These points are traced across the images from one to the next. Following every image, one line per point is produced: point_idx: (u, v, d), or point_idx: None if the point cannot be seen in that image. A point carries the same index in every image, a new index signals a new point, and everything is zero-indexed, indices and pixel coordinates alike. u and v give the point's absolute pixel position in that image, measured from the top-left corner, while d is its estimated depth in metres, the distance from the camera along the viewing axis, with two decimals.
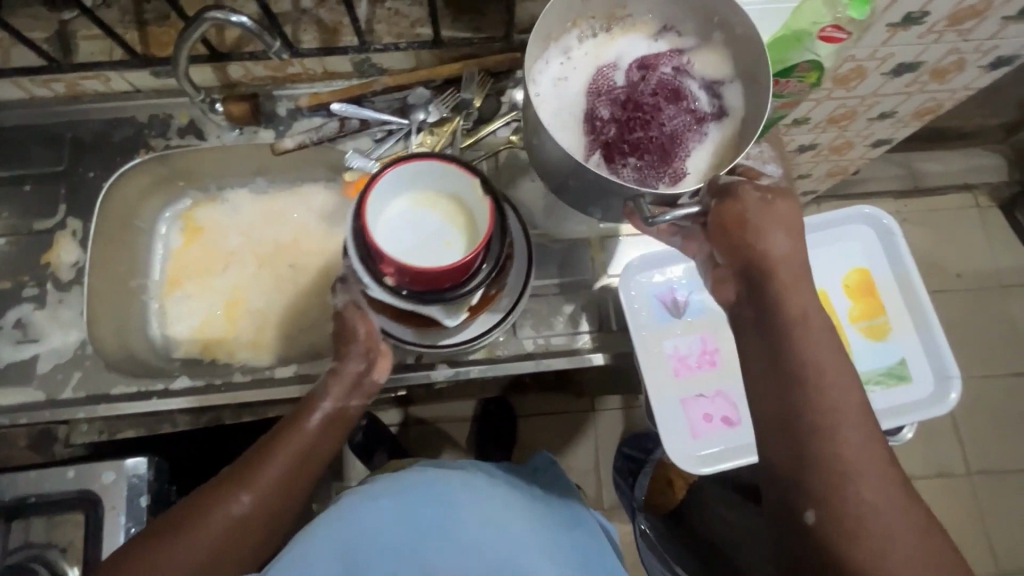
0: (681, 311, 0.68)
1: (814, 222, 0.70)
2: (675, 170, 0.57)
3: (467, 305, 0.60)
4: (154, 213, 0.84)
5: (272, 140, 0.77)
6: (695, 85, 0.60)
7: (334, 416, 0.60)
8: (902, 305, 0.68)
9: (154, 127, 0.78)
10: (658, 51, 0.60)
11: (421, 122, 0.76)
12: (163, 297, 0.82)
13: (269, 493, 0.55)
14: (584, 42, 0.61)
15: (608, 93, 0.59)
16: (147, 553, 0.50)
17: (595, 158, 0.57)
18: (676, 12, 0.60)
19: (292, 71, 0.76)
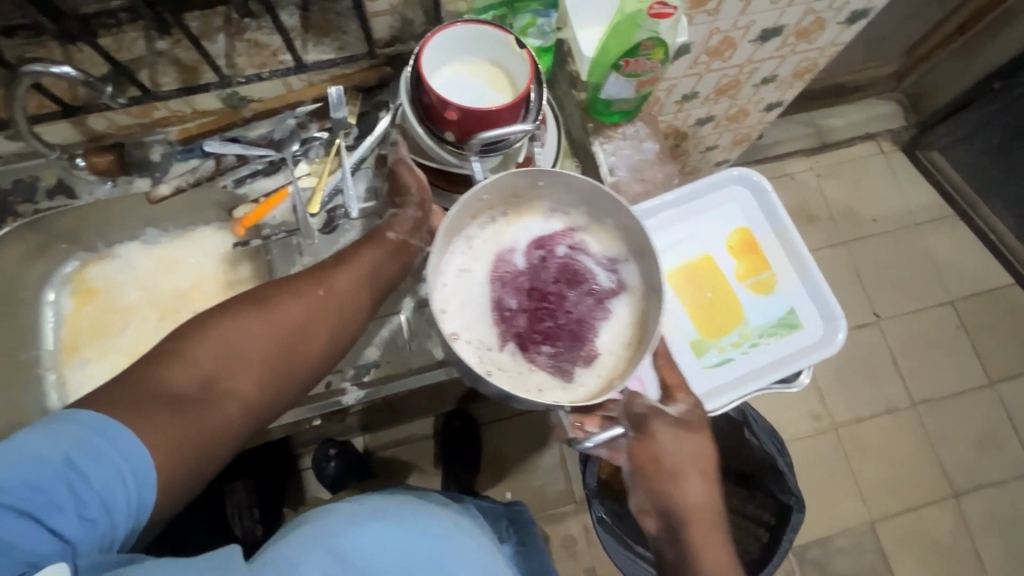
0: None
1: (692, 189, 0.72)
2: (586, 354, 0.59)
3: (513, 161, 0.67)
4: (39, 281, 0.80)
5: (148, 187, 0.76)
6: (593, 262, 0.62)
7: (401, 245, 0.62)
8: (785, 261, 0.71)
9: (20, 192, 0.75)
10: (552, 229, 0.62)
11: (296, 153, 0.77)
12: (61, 365, 0.78)
13: (341, 294, 0.57)
14: (483, 227, 0.62)
15: (513, 282, 0.60)
16: (232, 319, 0.53)
17: (509, 349, 0.58)
18: (569, 195, 0.61)
19: (159, 115, 0.74)
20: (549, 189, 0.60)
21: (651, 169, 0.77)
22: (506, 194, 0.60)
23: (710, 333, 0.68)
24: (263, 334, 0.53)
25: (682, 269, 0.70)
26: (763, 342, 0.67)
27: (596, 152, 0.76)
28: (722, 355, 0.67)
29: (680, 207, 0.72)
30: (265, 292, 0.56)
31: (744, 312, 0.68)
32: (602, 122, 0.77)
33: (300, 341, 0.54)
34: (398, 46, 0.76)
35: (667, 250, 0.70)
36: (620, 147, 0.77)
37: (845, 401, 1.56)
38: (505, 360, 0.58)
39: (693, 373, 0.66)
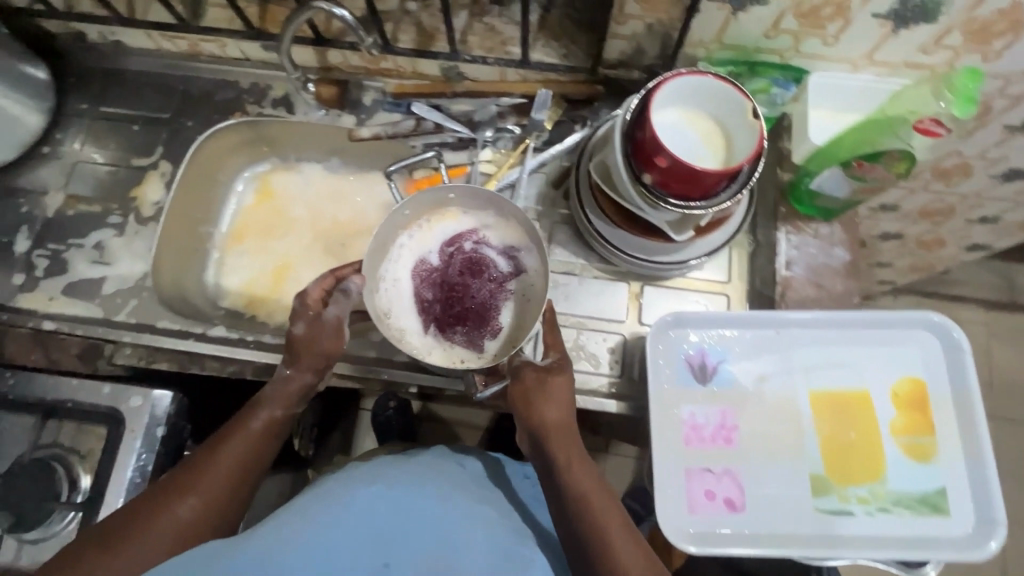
0: (708, 377, 0.64)
1: (876, 317, 0.64)
2: (493, 329, 0.69)
3: (692, 224, 0.65)
4: (236, 170, 0.89)
5: (352, 125, 0.82)
6: (495, 251, 0.71)
7: (281, 422, 0.64)
8: (956, 437, 0.61)
9: (252, 94, 0.84)
10: (466, 227, 0.71)
11: (487, 138, 0.79)
12: (225, 249, 0.87)
13: (213, 496, 0.58)
14: (410, 235, 0.71)
15: (429, 276, 0.70)
16: (107, 546, 0.53)
17: (431, 331, 0.69)
18: (482, 202, 0.70)
19: (385, 66, 0.80)
20: (461, 196, 0.69)
21: (831, 277, 0.70)
22: (425, 204, 0.70)
23: (838, 477, 0.61)
24: (147, 545, 0.54)
25: (830, 394, 0.63)
26: (895, 510, 0.59)
27: (779, 239, 0.71)
28: (845, 505, 0.60)
29: (852, 330, 0.65)
30: (135, 513, 0.56)
31: (886, 469, 0.60)
32: (798, 212, 0.71)
33: (178, 549, 0.55)
34: (620, 69, 0.74)
35: (820, 370, 0.64)
36: (806, 243, 0.71)
37: None
38: (428, 340, 0.69)
39: (803, 511, 0.60)
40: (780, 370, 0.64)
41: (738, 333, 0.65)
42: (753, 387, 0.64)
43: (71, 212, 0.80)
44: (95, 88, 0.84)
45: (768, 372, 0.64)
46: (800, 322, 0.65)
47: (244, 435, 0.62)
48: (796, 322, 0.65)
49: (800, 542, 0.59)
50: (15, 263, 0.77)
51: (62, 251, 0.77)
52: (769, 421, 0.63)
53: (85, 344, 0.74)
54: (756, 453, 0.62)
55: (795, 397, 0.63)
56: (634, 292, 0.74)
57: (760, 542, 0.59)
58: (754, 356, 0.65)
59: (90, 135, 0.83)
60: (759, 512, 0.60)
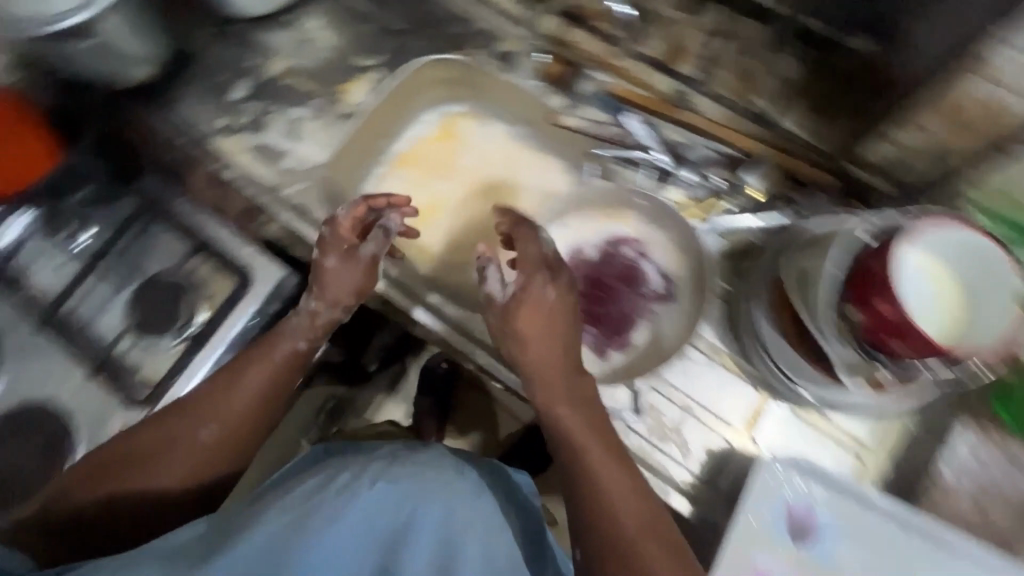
0: (802, 540, 0.57)
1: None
2: (623, 341, 0.67)
3: (871, 374, 0.56)
4: (430, 101, 0.89)
5: (558, 108, 0.79)
6: (653, 268, 0.70)
7: (302, 354, 0.68)
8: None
9: (481, 38, 0.83)
10: (632, 233, 0.70)
11: (685, 181, 0.72)
12: (390, 167, 0.88)
13: (234, 422, 0.65)
14: (581, 221, 0.71)
15: (580, 268, 0.68)
16: (127, 464, 0.63)
17: (562, 320, 0.67)
18: (662, 224, 0.69)
19: (617, 64, 0.76)
20: (648, 210, 0.71)
21: (998, 506, 0.59)
22: (613, 201, 0.72)
23: None
24: (185, 452, 0.64)
25: None
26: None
27: (954, 437, 0.60)
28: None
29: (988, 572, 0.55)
30: (160, 423, 0.65)
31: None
32: (999, 419, 0.60)
33: (198, 464, 0.64)
34: (871, 173, 0.65)
35: None
36: (989, 455, 0.60)
37: None
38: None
39: None
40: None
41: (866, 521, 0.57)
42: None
43: (285, 81, 0.84)
44: None
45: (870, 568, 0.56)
46: (945, 550, 0.56)
47: (264, 364, 0.66)
48: (926, 532, 0.56)
49: None
50: (227, 107, 0.83)
51: (265, 114, 0.83)
52: None
53: (250, 204, 0.79)
54: None
55: None
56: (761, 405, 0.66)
57: None
58: (863, 544, 0.57)
59: (328, 18, 0.87)
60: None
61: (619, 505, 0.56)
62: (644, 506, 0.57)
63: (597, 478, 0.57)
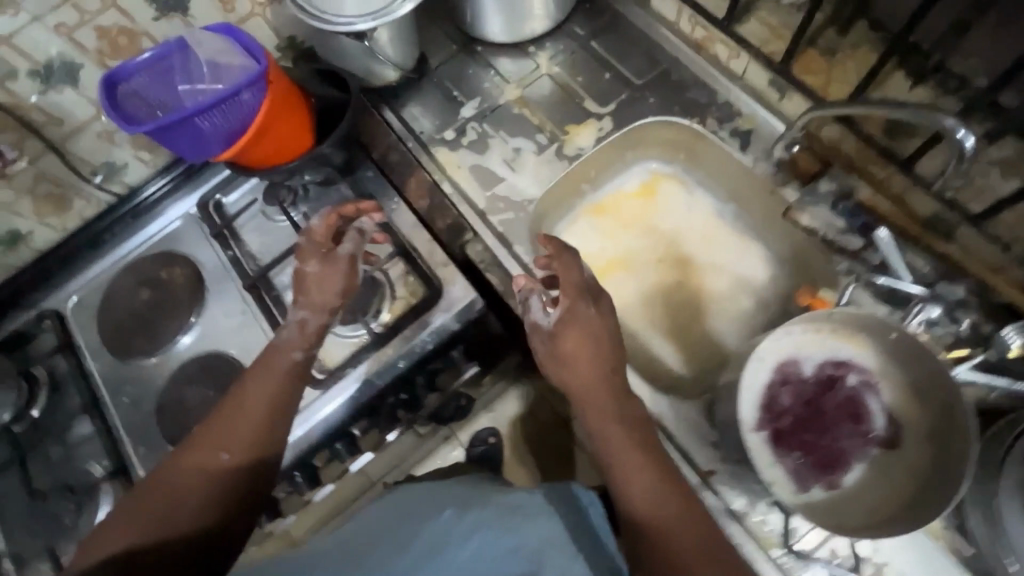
0: None
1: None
2: (831, 479, 0.60)
3: None
4: (643, 156, 0.86)
5: (790, 201, 0.75)
6: (878, 405, 0.62)
7: (302, 363, 0.61)
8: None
9: (721, 111, 0.81)
10: (862, 361, 0.62)
11: (926, 318, 0.63)
12: (584, 212, 0.86)
13: (248, 440, 0.55)
14: (804, 332, 0.62)
15: (795, 385, 0.62)
16: (115, 524, 0.49)
17: (765, 437, 0.60)
18: (908, 366, 0.60)
19: (870, 170, 0.72)
20: (896, 344, 0.60)
21: None
22: (855, 324, 0.61)
23: None
24: (200, 500, 0.51)
25: None
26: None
27: None
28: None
29: None
30: (156, 477, 0.52)
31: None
32: None
33: (212, 500, 0.52)
34: None
35: None
36: None
37: None
38: (754, 443, 0.60)
39: None
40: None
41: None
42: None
43: (513, 110, 0.86)
44: (598, 23, 0.88)
45: None
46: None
47: (269, 371, 0.59)
48: None
49: None
50: (454, 121, 0.86)
51: (490, 137, 0.85)
52: None
53: (456, 219, 0.82)
54: None
55: None
56: None
57: None
58: None
59: (567, 57, 0.88)
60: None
61: (668, 532, 0.48)
62: (696, 526, 0.49)
63: (640, 507, 0.50)
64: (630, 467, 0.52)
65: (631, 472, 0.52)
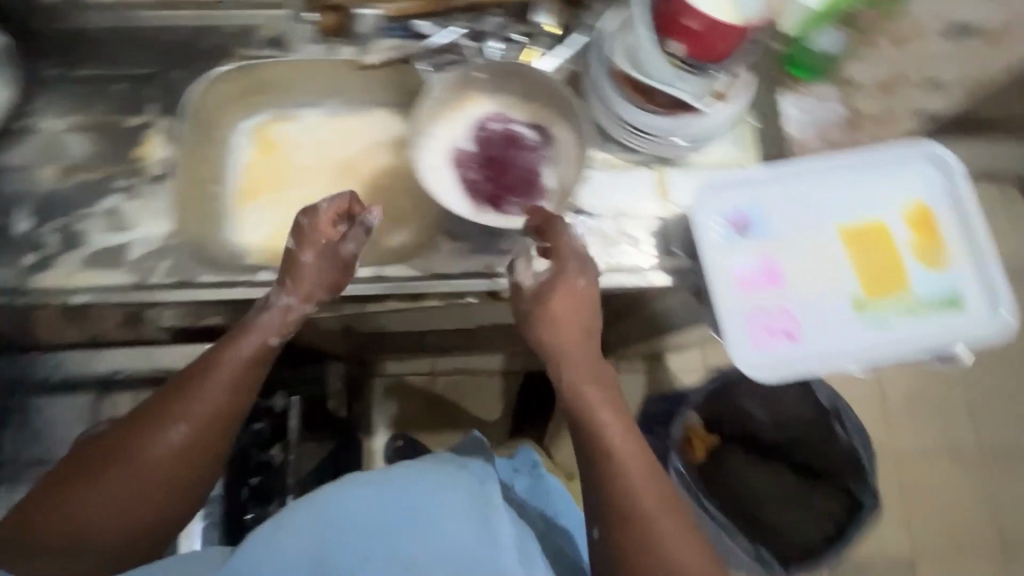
0: (747, 230, 0.70)
1: (874, 156, 0.72)
2: (541, 191, 0.72)
3: (711, 93, 0.70)
4: (231, 125, 0.86)
5: (354, 56, 0.81)
6: (523, 125, 0.74)
7: (274, 350, 0.65)
8: (961, 242, 0.70)
9: (241, 39, 0.81)
10: (488, 111, 0.74)
11: (497, 50, 0.79)
12: (237, 204, 0.85)
13: (206, 419, 0.59)
14: (442, 125, 0.74)
15: (469, 160, 0.72)
16: (111, 471, 0.56)
17: (484, 208, 0.71)
18: (510, 83, 0.74)
19: None
20: (487, 79, 0.73)
21: (835, 131, 0.78)
22: (455, 89, 0.73)
23: (874, 294, 0.68)
24: (132, 492, 0.56)
25: (854, 227, 0.70)
26: (931, 316, 0.68)
27: (783, 105, 0.78)
28: (881, 315, 0.68)
29: (852, 165, 0.72)
30: (137, 419, 0.59)
31: (909, 280, 0.69)
32: (795, 78, 0.78)
33: (184, 467, 0.58)
34: None
35: (843, 209, 0.71)
36: (811, 104, 0.78)
37: (907, 432, 1.58)
38: (486, 217, 0.70)
39: (850, 324, 0.67)
40: (801, 220, 0.71)
41: (759, 197, 0.71)
42: (789, 233, 0.70)
43: (69, 184, 0.75)
44: (63, 53, 0.79)
45: (795, 214, 0.71)
46: (813, 171, 0.72)
47: (228, 355, 0.62)
48: (810, 170, 0.72)
49: (850, 352, 0.67)
50: (22, 243, 0.71)
51: (73, 223, 0.73)
52: (802, 259, 0.70)
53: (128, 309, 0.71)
54: (806, 287, 0.69)
55: (827, 235, 0.70)
56: (660, 174, 0.79)
57: (820, 360, 0.67)
58: (783, 204, 0.71)
59: (67, 102, 0.78)
60: (814, 339, 0.67)
61: (639, 493, 0.56)
62: (654, 474, 0.58)
63: (623, 470, 0.57)
64: (620, 436, 0.59)
65: (600, 415, 0.60)
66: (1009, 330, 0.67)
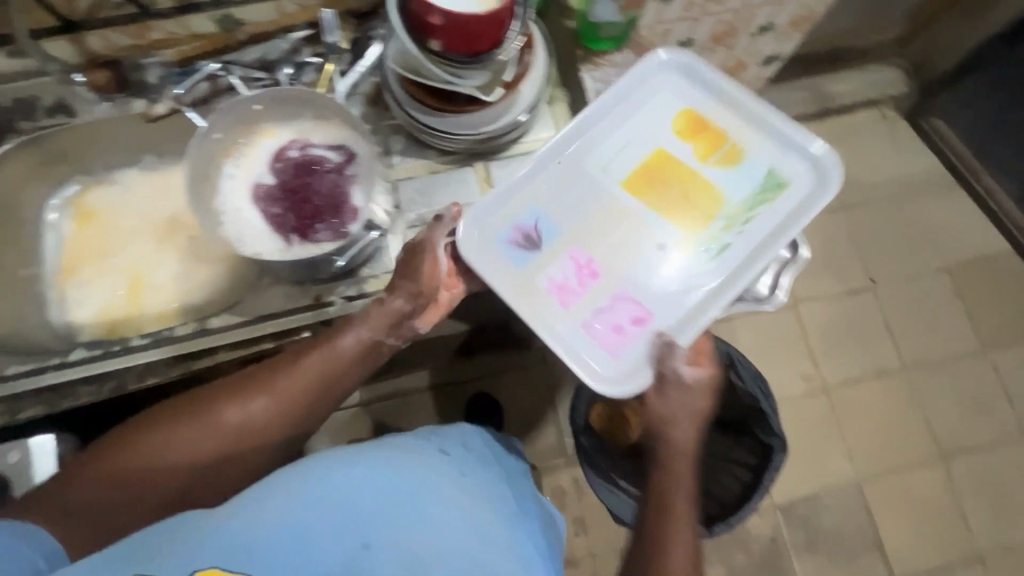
0: (537, 242, 0.69)
1: (621, 89, 0.72)
2: (351, 211, 0.70)
3: (500, 83, 0.69)
4: (41, 200, 0.82)
5: (144, 108, 0.78)
6: (322, 148, 0.72)
7: (370, 349, 0.65)
8: (743, 125, 0.71)
9: (22, 111, 0.77)
10: (285, 138, 0.72)
11: (288, 75, 0.78)
12: (59, 285, 0.80)
13: (289, 403, 0.60)
14: (236, 164, 0.71)
15: (270, 194, 0.71)
16: (167, 431, 0.55)
17: (293, 241, 0.69)
18: (293, 110, 0.72)
19: (155, 37, 0.75)
20: (270, 112, 0.71)
21: None
22: (240, 128, 0.71)
23: (698, 225, 0.68)
24: (191, 460, 0.56)
25: (638, 169, 0.70)
26: (759, 217, 0.68)
27: (584, 79, 0.78)
28: (716, 242, 0.67)
29: (609, 112, 0.71)
30: (209, 392, 0.59)
31: (719, 189, 0.69)
32: (593, 51, 0.78)
33: (244, 448, 0.58)
34: None
35: (611, 160, 0.70)
36: (607, 76, 0.79)
37: (837, 364, 1.59)
38: (295, 250, 0.69)
39: (694, 268, 0.67)
40: (590, 188, 0.69)
41: (531, 197, 0.69)
42: (575, 222, 0.69)
43: None
44: None
45: (580, 199, 0.69)
46: (566, 145, 0.70)
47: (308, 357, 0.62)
48: (569, 148, 0.70)
49: (707, 295, 0.66)
50: None
51: None
52: (607, 237, 0.69)
53: None
54: (619, 267, 0.68)
55: (614, 196, 0.69)
56: (479, 172, 0.78)
57: (680, 322, 0.66)
58: (558, 196, 0.69)
59: None
60: (664, 308, 0.66)
61: None
62: None
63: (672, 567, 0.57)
64: (679, 526, 0.59)
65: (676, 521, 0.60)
66: (807, 257, 0.74)
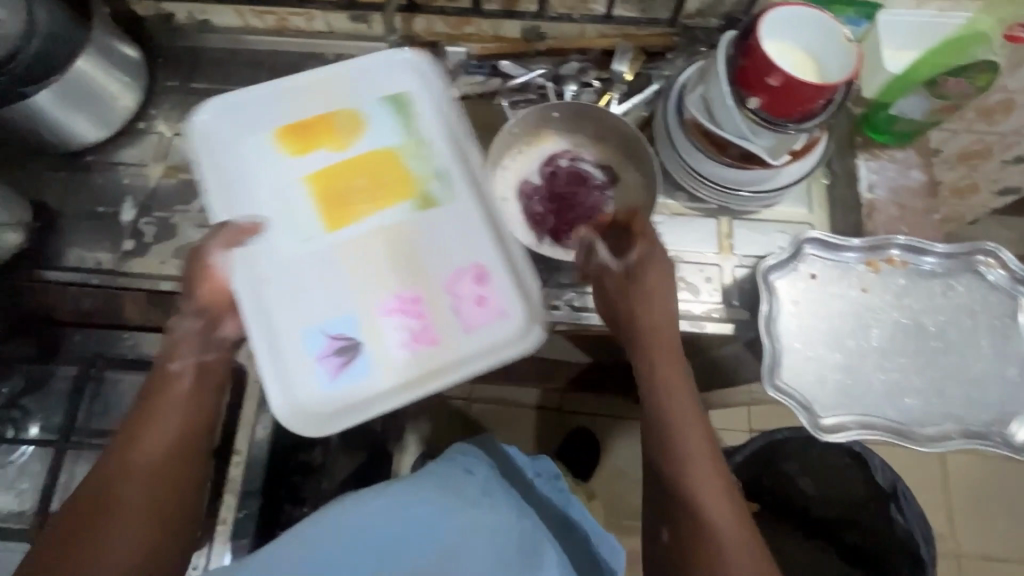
0: (353, 347, 0.68)
1: (228, 135, 0.73)
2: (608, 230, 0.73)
3: (786, 149, 0.69)
4: None
5: None
6: (590, 165, 0.78)
7: (200, 376, 0.61)
8: (271, 100, 0.74)
9: (339, 65, 0.88)
10: (559, 148, 0.77)
11: (571, 92, 0.83)
12: None
13: (162, 449, 0.57)
14: (512, 157, 0.77)
15: (532, 192, 0.76)
16: (84, 533, 0.52)
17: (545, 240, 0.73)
18: (582, 123, 0.77)
19: (468, 31, 0.84)
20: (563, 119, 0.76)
21: (910, 197, 0.76)
22: (532, 126, 0.76)
23: (404, 193, 0.72)
24: (124, 549, 0.53)
25: (335, 172, 0.73)
26: (422, 133, 0.74)
27: (858, 167, 0.77)
28: (438, 168, 0.73)
29: (252, 154, 0.72)
30: (102, 478, 0.55)
31: (376, 148, 0.73)
32: (876, 141, 0.77)
33: (162, 501, 0.56)
34: (698, 19, 0.81)
35: (318, 195, 0.72)
36: (884, 168, 0.77)
37: (978, 533, 1.35)
38: (545, 248, 0.72)
39: (456, 229, 0.71)
40: (302, 239, 0.70)
41: (287, 325, 0.68)
42: (346, 265, 0.70)
43: (173, 181, 0.82)
44: (182, 67, 0.88)
45: (349, 260, 0.70)
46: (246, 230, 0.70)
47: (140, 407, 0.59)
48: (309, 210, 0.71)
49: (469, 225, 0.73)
50: (122, 233, 0.79)
51: (170, 216, 0.80)
52: (391, 253, 0.71)
53: None
54: (432, 284, 0.70)
55: (402, 232, 0.71)
56: (723, 227, 0.77)
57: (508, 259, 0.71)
58: (347, 281, 0.69)
59: (182, 108, 0.86)
60: (477, 259, 0.71)
61: None
62: None
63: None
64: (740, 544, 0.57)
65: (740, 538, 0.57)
66: None
